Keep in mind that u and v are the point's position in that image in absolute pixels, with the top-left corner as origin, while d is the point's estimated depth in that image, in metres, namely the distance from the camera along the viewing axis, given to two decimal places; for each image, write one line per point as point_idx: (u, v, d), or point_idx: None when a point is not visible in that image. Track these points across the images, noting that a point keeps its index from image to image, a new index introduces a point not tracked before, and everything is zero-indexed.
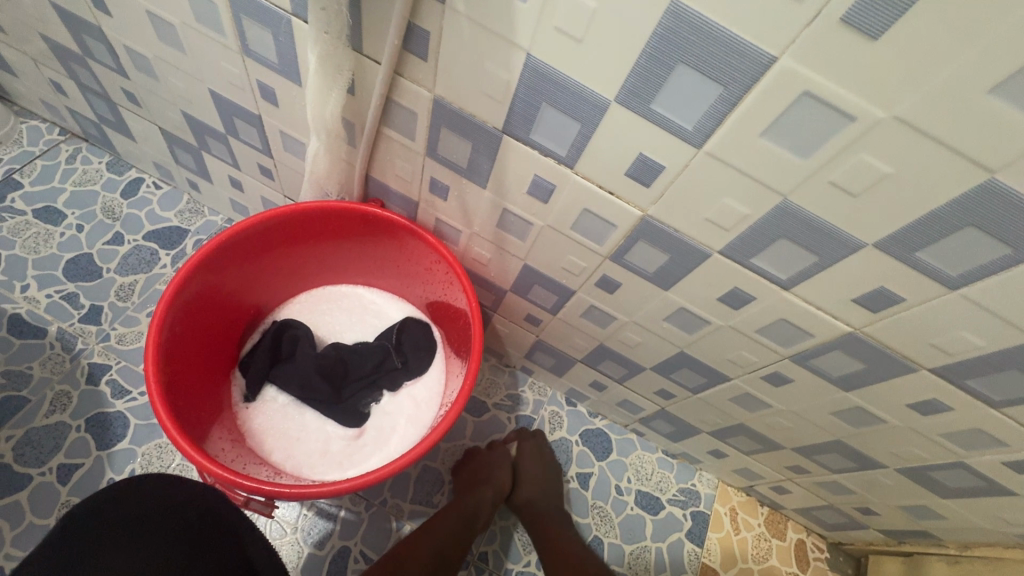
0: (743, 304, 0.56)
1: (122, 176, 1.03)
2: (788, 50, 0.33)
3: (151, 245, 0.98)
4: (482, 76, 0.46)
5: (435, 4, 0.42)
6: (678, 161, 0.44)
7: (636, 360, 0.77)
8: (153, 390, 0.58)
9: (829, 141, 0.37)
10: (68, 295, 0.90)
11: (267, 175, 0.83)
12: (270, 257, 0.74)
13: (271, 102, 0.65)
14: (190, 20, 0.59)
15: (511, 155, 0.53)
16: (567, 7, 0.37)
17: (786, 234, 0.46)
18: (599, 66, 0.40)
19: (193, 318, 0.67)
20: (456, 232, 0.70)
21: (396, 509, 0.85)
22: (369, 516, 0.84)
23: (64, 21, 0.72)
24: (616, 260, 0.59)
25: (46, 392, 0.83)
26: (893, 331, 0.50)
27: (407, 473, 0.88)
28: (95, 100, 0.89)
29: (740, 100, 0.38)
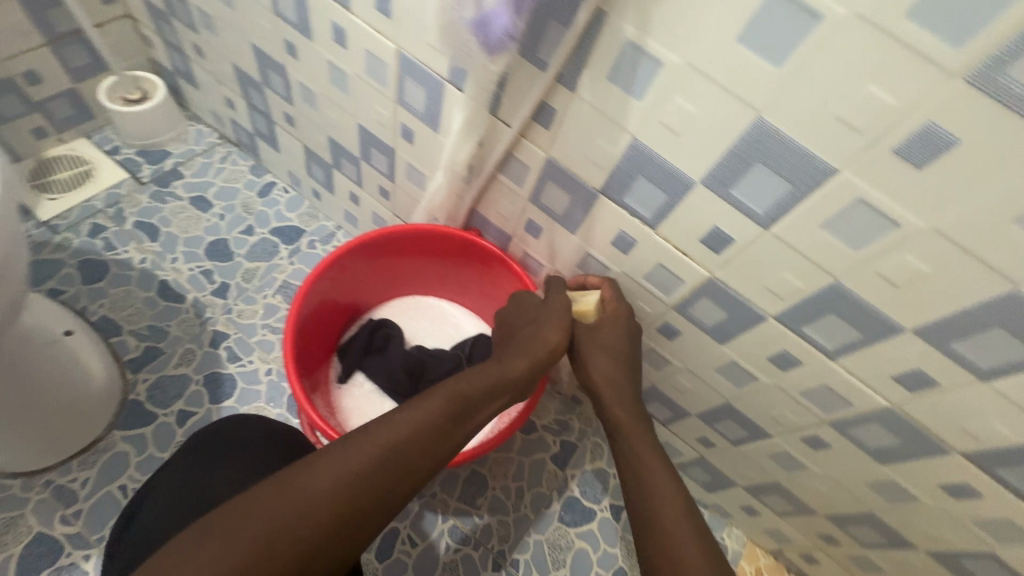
0: (791, 367, 0.62)
1: (260, 179, 1.22)
2: (849, 165, 0.42)
3: (274, 239, 1.15)
4: (592, 148, 0.57)
5: (566, 91, 0.54)
6: (747, 237, 0.53)
7: (683, 405, 0.83)
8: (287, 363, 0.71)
9: (877, 239, 0.45)
10: (205, 271, 1.08)
11: (384, 195, 0.97)
12: (378, 265, 0.88)
13: (409, 140, 0.79)
14: (362, 72, 0.74)
15: (603, 211, 0.63)
16: (673, 109, 0.48)
17: (835, 310, 0.53)
18: (691, 155, 0.50)
19: (315, 309, 0.81)
20: (539, 265, 0.80)
21: (443, 504, 0.94)
22: (419, 505, 0.93)
23: (256, 57, 0.91)
24: (679, 310, 0.68)
25: (177, 348, 0.99)
26: (928, 412, 0.55)
27: (457, 473, 0.97)
28: (257, 116, 1.08)
29: (805, 197, 0.46)
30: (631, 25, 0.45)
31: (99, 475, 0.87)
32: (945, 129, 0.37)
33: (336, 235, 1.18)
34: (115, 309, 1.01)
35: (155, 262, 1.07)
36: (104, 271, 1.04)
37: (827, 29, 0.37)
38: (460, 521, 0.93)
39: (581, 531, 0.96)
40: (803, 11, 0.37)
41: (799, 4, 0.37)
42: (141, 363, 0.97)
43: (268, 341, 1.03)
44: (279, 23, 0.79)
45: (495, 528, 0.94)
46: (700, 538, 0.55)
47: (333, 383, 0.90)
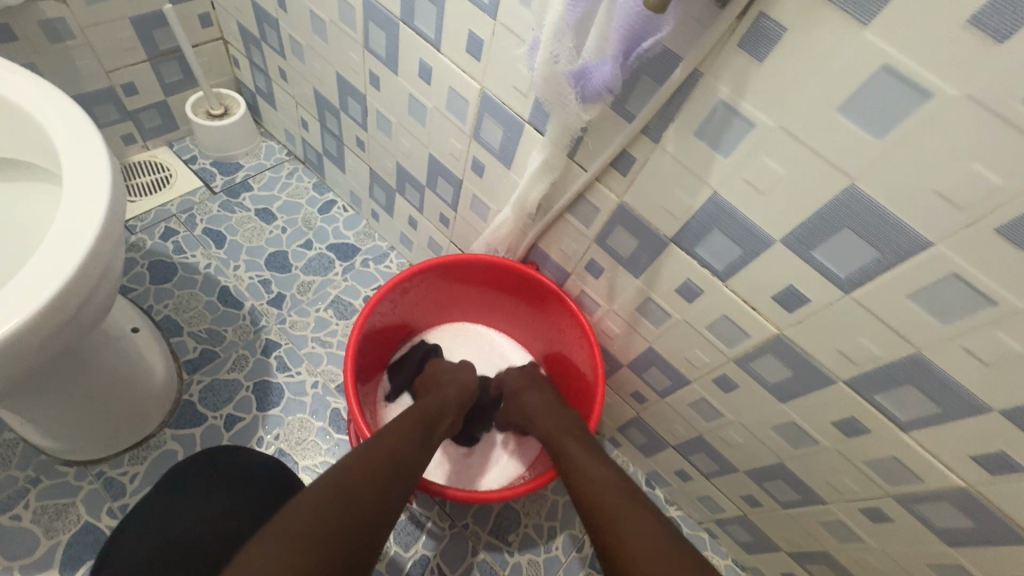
0: (857, 434, 0.61)
1: (322, 196, 1.27)
2: (944, 239, 0.42)
3: (331, 255, 1.19)
4: (669, 198, 0.59)
5: (649, 141, 0.56)
6: (823, 299, 0.53)
7: (731, 460, 0.81)
8: (348, 380, 0.73)
9: (969, 314, 0.44)
10: (264, 280, 1.12)
11: (444, 223, 1.00)
12: (436, 290, 0.90)
13: (478, 174, 0.82)
14: (442, 107, 0.78)
15: (672, 259, 0.64)
16: (760, 169, 0.49)
17: (914, 382, 0.52)
18: (773, 214, 0.51)
19: (374, 327, 0.83)
20: (595, 304, 0.81)
21: (474, 536, 0.93)
22: (451, 534, 0.93)
23: (338, 85, 0.97)
24: (740, 364, 0.67)
25: (232, 353, 1.03)
26: (1008, 497, 0.53)
27: (490, 505, 0.96)
28: (328, 138, 1.14)
29: (892, 265, 0.46)
30: (726, 87, 0.46)
31: (148, 471, 0.89)
32: None
33: (388, 255, 1.22)
34: (178, 310, 1.05)
35: (218, 268, 1.12)
36: (171, 273, 1.09)
37: (937, 107, 0.37)
38: (490, 556, 0.92)
39: None
40: (912, 88, 0.37)
41: (909, 81, 0.37)
42: (197, 365, 1.00)
43: (317, 354, 1.06)
44: (367, 56, 0.84)
45: (525, 566, 0.92)
46: (621, 489, 0.53)
47: (382, 402, 0.91)
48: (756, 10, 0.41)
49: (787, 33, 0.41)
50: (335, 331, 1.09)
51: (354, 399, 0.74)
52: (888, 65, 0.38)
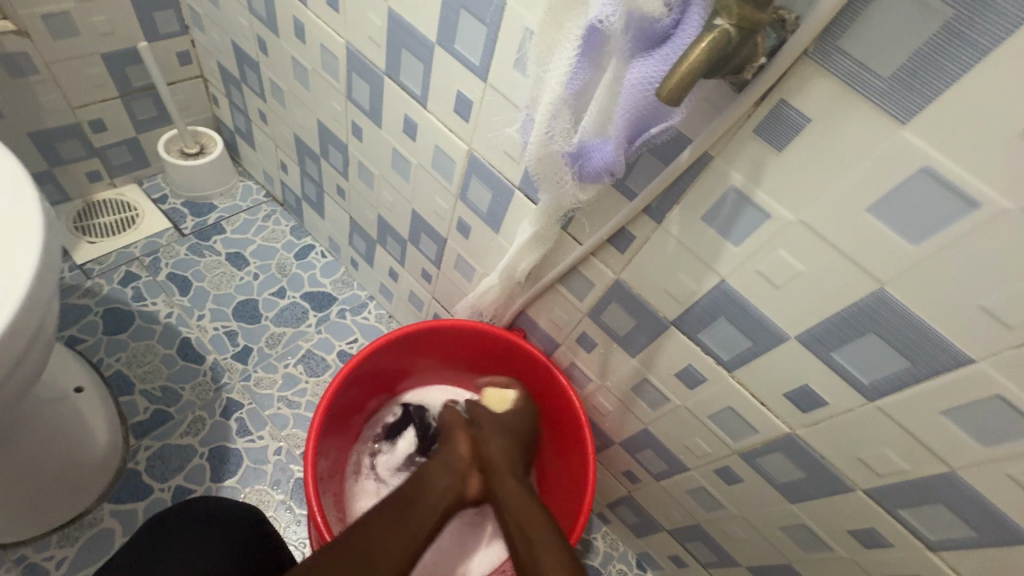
0: (877, 545, 0.55)
1: (300, 241, 1.20)
2: (989, 356, 0.37)
3: (305, 304, 1.11)
4: (671, 281, 0.53)
5: (651, 221, 0.51)
6: (843, 403, 0.47)
7: (732, 553, 0.74)
8: (309, 462, 0.66)
9: (1017, 440, 0.39)
10: (229, 331, 1.05)
11: (426, 279, 0.94)
12: (415, 356, 0.83)
13: (464, 234, 0.77)
14: (428, 165, 0.73)
15: (672, 342, 0.58)
16: (775, 263, 0.44)
17: (946, 501, 0.46)
18: (789, 309, 0.46)
19: (344, 400, 0.76)
20: (586, 378, 0.75)
21: None
22: None
23: (319, 133, 0.92)
24: (746, 458, 0.61)
25: (187, 414, 0.94)
26: None
27: None
28: (308, 184, 1.09)
29: (925, 377, 0.41)
30: (740, 173, 0.42)
31: (78, 555, 0.80)
32: None
33: (367, 305, 1.15)
34: (131, 366, 0.97)
35: (181, 317, 1.04)
36: (127, 323, 1.01)
37: (985, 217, 0.33)
38: None
39: None
40: (956, 196, 0.33)
41: (952, 187, 0.33)
42: (147, 428, 0.91)
43: (282, 416, 0.97)
44: (349, 107, 0.80)
45: None
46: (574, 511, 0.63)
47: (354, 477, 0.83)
48: (776, 98, 0.37)
49: (810, 124, 0.36)
50: (303, 390, 1.01)
51: (313, 486, 0.66)
52: (929, 168, 0.33)
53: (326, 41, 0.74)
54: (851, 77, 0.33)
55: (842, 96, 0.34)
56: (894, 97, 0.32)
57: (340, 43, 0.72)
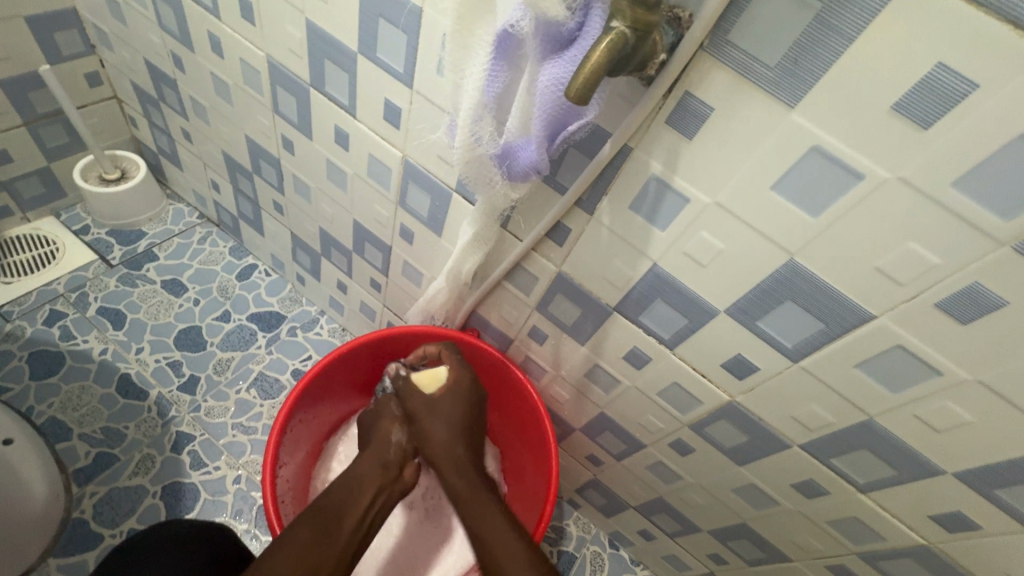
0: (816, 495, 0.59)
1: (240, 261, 1.16)
2: (888, 313, 0.41)
3: (252, 326, 1.08)
4: (609, 269, 0.56)
5: (583, 213, 0.53)
6: (772, 367, 0.51)
7: (694, 520, 0.78)
8: (268, 480, 0.64)
9: (916, 385, 0.43)
10: (173, 362, 1.00)
11: (375, 288, 0.94)
12: (370, 367, 0.83)
13: (408, 240, 0.77)
14: (363, 173, 0.73)
15: (616, 327, 0.61)
16: (699, 243, 0.47)
17: (868, 446, 0.50)
18: (717, 287, 0.49)
19: (301, 417, 0.75)
20: (541, 370, 0.77)
21: None
22: None
23: (249, 148, 0.89)
24: (695, 429, 0.64)
25: (134, 454, 0.89)
26: (968, 554, 0.52)
27: None
28: (243, 202, 1.05)
29: (837, 337, 0.45)
30: (658, 162, 0.44)
31: None
32: (993, 291, 0.36)
33: (318, 320, 1.12)
34: (66, 409, 0.91)
35: (117, 352, 0.99)
36: (57, 364, 0.95)
37: (869, 187, 0.36)
38: None
39: None
40: (844, 169, 0.36)
41: (839, 162, 0.36)
42: (90, 474, 0.86)
43: (239, 443, 0.94)
44: (277, 120, 0.78)
45: None
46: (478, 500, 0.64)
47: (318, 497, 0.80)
48: (682, 90, 0.39)
49: (714, 113, 0.39)
50: (259, 414, 0.98)
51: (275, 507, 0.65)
52: (818, 147, 0.36)
53: (244, 54, 0.72)
54: (744, 68, 0.36)
55: (737, 85, 0.37)
56: (783, 84, 0.35)
57: (260, 56, 0.70)
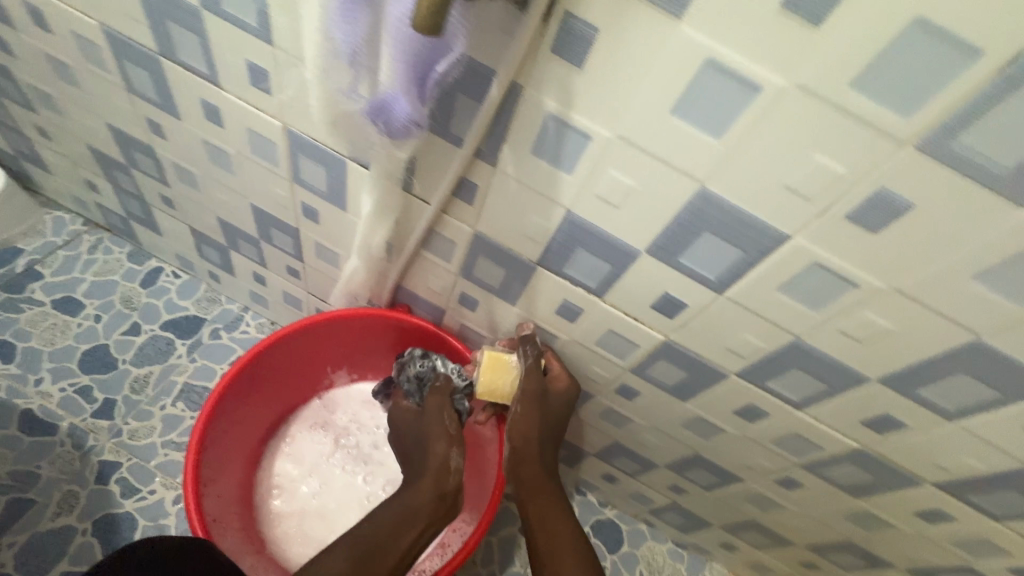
0: (758, 418, 0.60)
1: (142, 266, 1.05)
2: (803, 230, 0.39)
3: (168, 334, 0.99)
4: (525, 222, 0.52)
5: (486, 165, 0.48)
6: (700, 301, 0.50)
7: (651, 458, 0.79)
8: (190, 497, 0.59)
9: (837, 300, 0.43)
10: (82, 388, 0.91)
11: (294, 275, 0.87)
12: (299, 360, 0.76)
13: (314, 219, 0.70)
14: (247, 151, 0.64)
15: (544, 282, 0.58)
16: (608, 182, 0.44)
17: (799, 365, 0.51)
18: (633, 227, 0.46)
19: (226, 426, 0.69)
20: (480, 336, 0.73)
21: None
22: None
23: (115, 138, 0.78)
24: (637, 372, 0.63)
25: (53, 494, 0.81)
26: (899, 451, 0.54)
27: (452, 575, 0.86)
28: (129, 200, 0.93)
29: (757, 262, 0.43)
30: (552, 98, 0.40)
31: None
32: (899, 194, 0.34)
33: (243, 318, 1.04)
34: None
35: (12, 388, 0.88)
36: None
37: (769, 99, 0.33)
38: None
39: None
40: (741, 82, 0.33)
41: (735, 75, 0.33)
42: (5, 524, 0.78)
43: (173, 462, 0.88)
44: (136, 101, 0.67)
45: None
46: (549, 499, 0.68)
47: (265, 504, 0.75)
48: (561, 11, 0.34)
49: (600, 34, 0.35)
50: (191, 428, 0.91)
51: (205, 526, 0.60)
52: (712, 60, 0.33)
53: (74, 25, 0.61)
54: None
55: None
56: None
57: (93, 26, 0.59)
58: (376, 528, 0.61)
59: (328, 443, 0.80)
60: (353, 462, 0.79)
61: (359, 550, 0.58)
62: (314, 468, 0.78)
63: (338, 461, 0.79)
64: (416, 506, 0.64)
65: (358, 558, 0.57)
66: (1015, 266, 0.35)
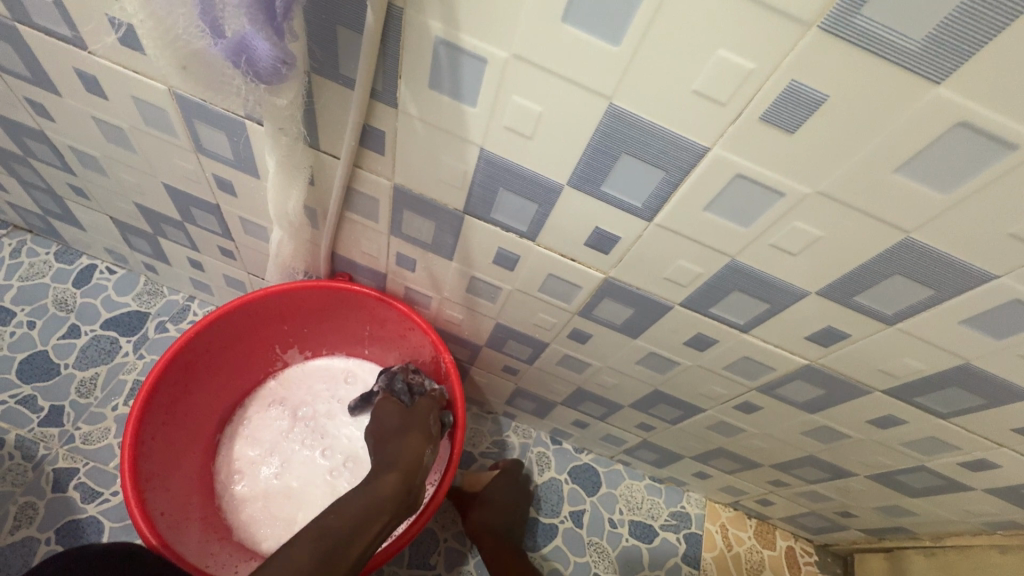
0: (708, 346, 0.59)
1: (72, 265, 0.99)
2: (719, 141, 0.37)
3: (110, 333, 0.94)
4: (440, 168, 0.48)
5: (387, 108, 0.44)
6: (632, 232, 0.47)
7: (615, 400, 0.79)
8: (130, 496, 0.58)
9: (765, 212, 0.41)
10: (24, 398, 0.87)
11: (228, 256, 0.82)
12: (240, 343, 0.73)
13: (230, 192, 0.65)
14: (140, 124, 0.59)
15: (475, 231, 0.55)
16: (514, 110, 0.40)
17: (738, 287, 0.49)
18: (551, 159, 0.43)
19: (167, 421, 0.66)
20: (426, 298, 0.71)
21: (458, 555, 0.85)
22: None
23: (1, 126, 0.71)
24: (585, 315, 0.61)
25: (8, 507, 0.78)
26: (845, 362, 0.54)
27: (434, 535, 0.86)
28: (39, 195, 0.86)
29: (681, 182, 0.41)
30: (436, 19, 0.36)
31: None
32: (809, 86, 0.32)
33: (189, 308, 0.99)
34: None
35: None
36: None
37: None
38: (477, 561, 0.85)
39: (563, 538, 0.91)
40: None
41: None
42: None
43: None
44: (8, 80, 0.60)
45: None
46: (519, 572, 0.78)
47: (227, 490, 0.73)
48: None
49: None
50: None
51: (151, 523, 0.59)
52: None
53: None
54: None
55: None
56: None
57: None
58: (339, 521, 0.56)
59: (285, 422, 0.78)
60: (311, 436, 0.77)
61: (322, 540, 0.53)
62: (273, 448, 0.76)
63: (296, 438, 0.77)
64: (383, 497, 0.60)
65: (324, 552, 0.53)
66: (935, 152, 0.33)
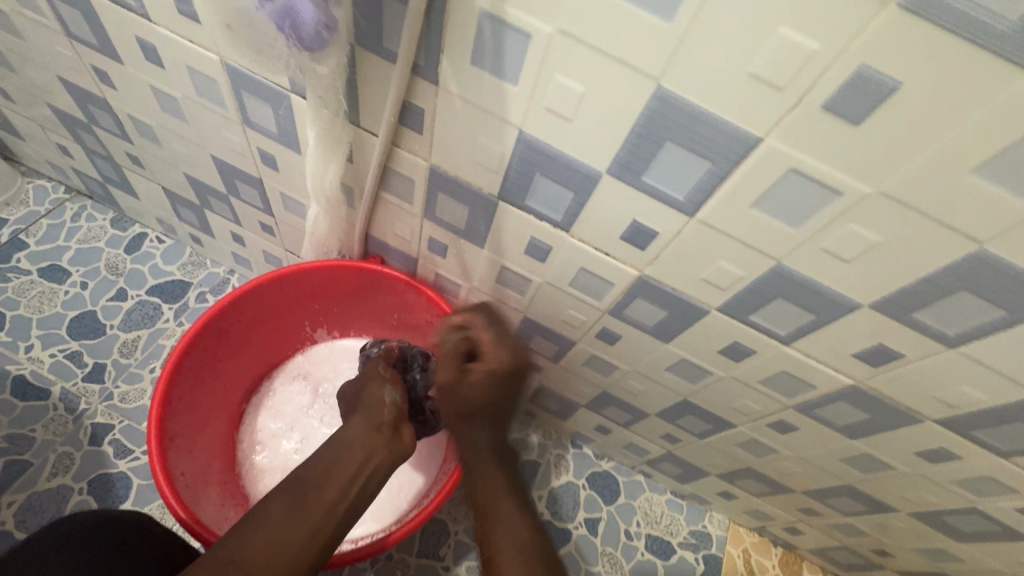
0: (744, 357, 0.56)
1: (126, 232, 1.04)
2: (774, 132, 0.34)
3: (154, 299, 0.98)
4: (477, 149, 0.47)
5: (428, 85, 0.43)
6: (671, 228, 0.45)
7: (639, 406, 0.76)
8: (154, 451, 0.59)
9: (818, 213, 0.38)
10: (71, 353, 0.91)
11: (268, 232, 0.84)
12: (272, 316, 0.74)
13: (273, 167, 0.66)
14: (194, 95, 0.61)
15: (508, 219, 0.53)
16: (557, 90, 0.39)
17: (783, 294, 0.46)
18: (592, 143, 0.41)
19: (197, 383, 0.68)
20: (455, 285, 0.70)
21: (467, 550, 0.84)
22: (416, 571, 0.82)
23: (70, 93, 0.74)
24: (615, 314, 0.59)
25: (48, 455, 0.83)
26: (895, 385, 0.50)
27: (445, 527, 0.85)
28: (101, 162, 0.91)
29: (729, 175, 0.38)
30: None
31: None
32: (882, 72, 0.29)
33: (229, 281, 1.03)
34: None
35: (4, 355, 0.89)
36: None
37: None
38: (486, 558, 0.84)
39: (575, 545, 0.89)
40: None
41: None
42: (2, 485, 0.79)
43: None
44: (78, 48, 0.64)
45: None
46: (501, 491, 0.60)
47: (247, 458, 0.75)
48: None
49: None
50: None
51: (171, 480, 0.60)
52: None
53: None
54: None
55: None
56: None
57: None
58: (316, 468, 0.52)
59: (308, 399, 0.79)
60: (329, 412, 0.78)
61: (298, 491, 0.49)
62: (294, 422, 0.78)
63: (317, 413, 0.78)
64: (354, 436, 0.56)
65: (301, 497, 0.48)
66: (1021, 150, 0.30)
